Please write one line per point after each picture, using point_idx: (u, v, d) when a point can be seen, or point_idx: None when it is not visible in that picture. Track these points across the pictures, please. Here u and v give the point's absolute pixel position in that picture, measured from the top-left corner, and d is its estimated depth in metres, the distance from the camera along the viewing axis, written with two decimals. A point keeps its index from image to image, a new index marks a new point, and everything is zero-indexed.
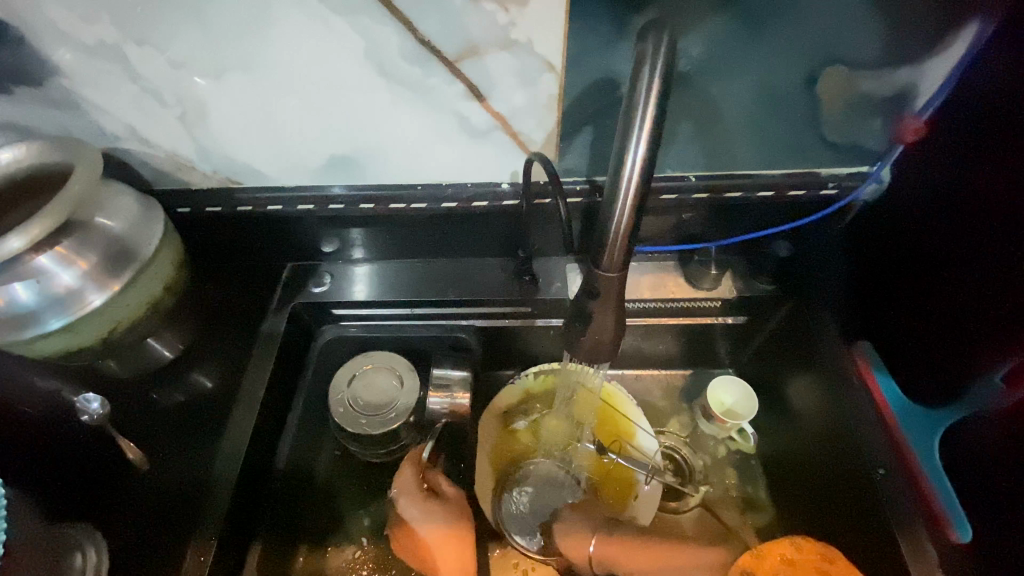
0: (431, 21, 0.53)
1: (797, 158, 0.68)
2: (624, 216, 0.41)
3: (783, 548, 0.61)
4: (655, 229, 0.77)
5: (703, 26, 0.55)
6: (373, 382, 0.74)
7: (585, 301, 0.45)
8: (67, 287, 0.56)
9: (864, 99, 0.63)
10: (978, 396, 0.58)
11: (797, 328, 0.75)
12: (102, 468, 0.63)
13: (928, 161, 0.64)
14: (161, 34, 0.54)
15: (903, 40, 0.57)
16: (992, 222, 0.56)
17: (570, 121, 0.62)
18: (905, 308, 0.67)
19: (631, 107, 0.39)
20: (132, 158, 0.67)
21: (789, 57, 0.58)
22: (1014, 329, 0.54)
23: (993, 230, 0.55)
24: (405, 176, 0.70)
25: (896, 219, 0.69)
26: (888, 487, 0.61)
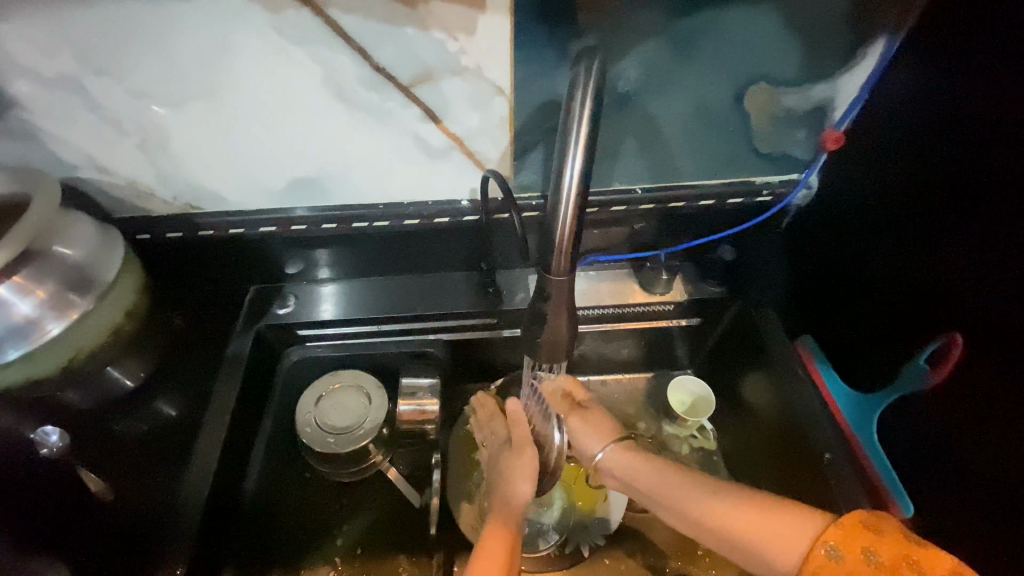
0: (385, 49, 0.56)
1: (734, 168, 0.74)
2: (568, 224, 0.44)
3: (864, 524, 0.47)
4: (610, 239, 0.81)
5: (638, 50, 0.59)
6: (341, 400, 0.75)
7: (540, 305, 0.48)
8: (25, 317, 0.56)
9: (789, 112, 0.69)
10: (907, 379, 0.62)
11: (744, 326, 0.80)
12: (61, 502, 0.61)
13: (850, 167, 0.70)
14: (120, 65, 0.56)
15: (817, 60, 0.64)
16: (908, 220, 0.61)
17: (522, 140, 0.66)
18: (841, 302, 0.72)
19: (570, 125, 0.43)
20: (90, 187, 0.67)
21: (718, 77, 0.63)
22: (930, 316, 0.59)
23: (909, 227, 0.61)
24: (367, 197, 0.72)
25: (827, 220, 0.75)
26: (835, 470, 0.65)
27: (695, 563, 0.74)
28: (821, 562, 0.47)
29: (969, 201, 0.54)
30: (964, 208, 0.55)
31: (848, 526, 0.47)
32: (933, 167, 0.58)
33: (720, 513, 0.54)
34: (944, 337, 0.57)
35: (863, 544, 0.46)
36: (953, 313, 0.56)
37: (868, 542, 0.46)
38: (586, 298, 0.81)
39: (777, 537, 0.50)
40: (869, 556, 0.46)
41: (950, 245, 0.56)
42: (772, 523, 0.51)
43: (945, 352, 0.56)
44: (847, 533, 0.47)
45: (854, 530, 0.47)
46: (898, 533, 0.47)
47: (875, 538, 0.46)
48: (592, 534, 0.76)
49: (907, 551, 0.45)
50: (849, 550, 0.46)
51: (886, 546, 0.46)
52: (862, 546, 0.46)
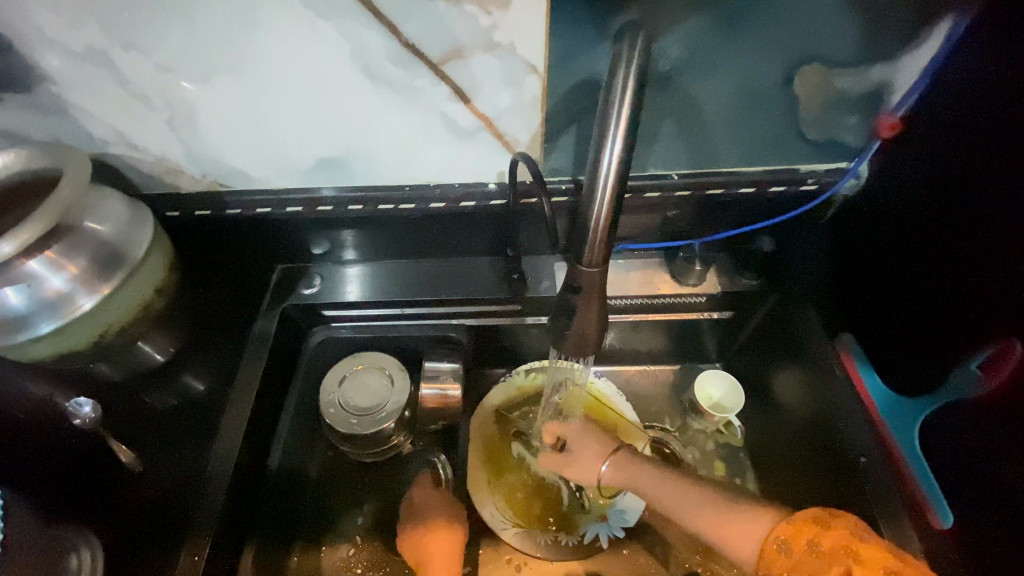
0: (415, 23, 0.54)
1: (777, 155, 0.70)
2: (603, 212, 0.42)
3: (812, 520, 0.52)
4: (641, 227, 0.78)
5: (681, 27, 0.56)
6: (363, 381, 0.75)
7: (569, 297, 0.46)
8: (57, 291, 0.56)
9: (842, 95, 0.64)
10: (956, 385, 0.58)
11: (782, 322, 0.76)
12: (95, 472, 0.63)
13: (906, 154, 0.65)
14: (149, 40, 0.55)
15: (877, 40, 0.59)
16: (970, 192, 0.56)
17: (554, 121, 0.63)
18: (887, 301, 0.68)
19: (608, 108, 0.40)
20: (120, 161, 0.67)
21: (766, 57, 0.59)
22: (986, 319, 0.55)
23: (973, 198, 0.56)
24: (394, 178, 0.71)
25: (875, 212, 0.70)
26: (870, 474, 0.63)
27: (718, 560, 0.73)
28: (773, 556, 0.53)
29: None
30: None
31: (798, 521, 0.53)
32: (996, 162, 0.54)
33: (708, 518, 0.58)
34: (1000, 345, 0.53)
35: (806, 537, 0.52)
36: (1014, 317, 0.52)
37: (812, 534, 0.51)
38: (613, 287, 0.78)
39: (736, 535, 0.56)
40: (811, 546, 0.51)
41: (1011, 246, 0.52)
42: (733, 525, 0.56)
43: (999, 361, 0.53)
44: (796, 529, 0.53)
45: (802, 525, 0.52)
46: (848, 531, 0.51)
47: (818, 531, 0.51)
48: (611, 526, 0.75)
49: (853, 545, 0.49)
50: (795, 543, 0.52)
51: (827, 538, 0.51)
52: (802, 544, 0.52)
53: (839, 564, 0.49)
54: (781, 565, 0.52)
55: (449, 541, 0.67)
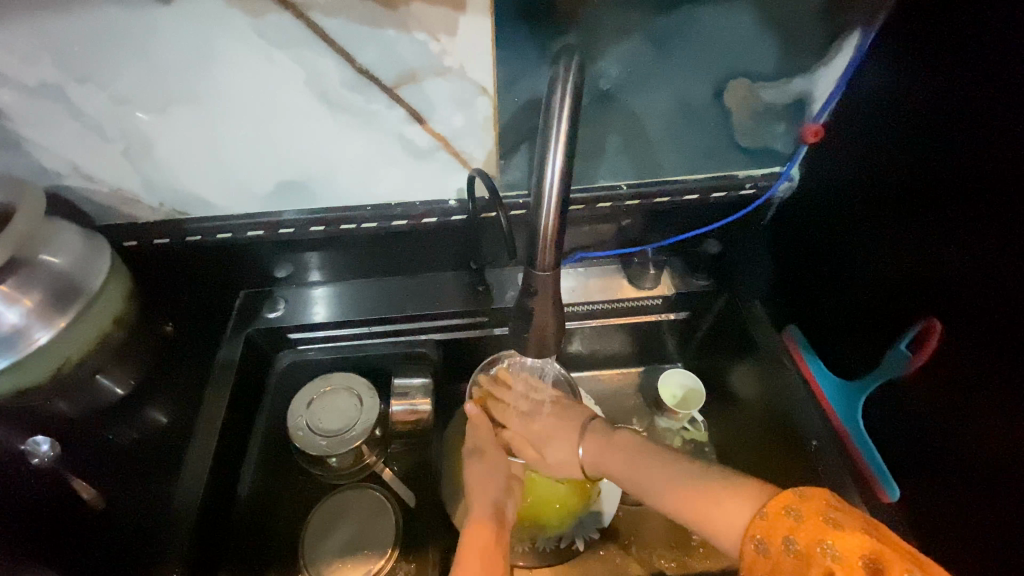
0: (367, 51, 0.57)
1: (717, 163, 0.75)
2: (551, 220, 0.44)
3: (784, 510, 0.47)
4: (597, 236, 0.81)
5: (618, 49, 0.60)
6: (332, 403, 0.75)
7: (527, 301, 0.48)
8: (12, 326, 0.55)
9: (768, 107, 0.70)
10: (890, 365, 0.63)
11: (732, 318, 0.81)
12: (55, 513, 0.61)
13: (830, 157, 0.71)
14: (103, 71, 0.56)
15: (794, 55, 0.65)
16: (888, 188, 0.62)
17: (507, 139, 0.67)
18: (826, 293, 0.73)
19: (550, 124, 0.43)
20: (74, 195, 0.66)
21: (697, 73, 0.64)
22: (908, 301, 0.61)
23: (891, 192, 0.62)
24: (355, 199, 0.72)
25: (809, 211, 0.76)
26: (822, 457, 0.67)
27: (690, 553, 0.76)
28: (752, 556, 0.47)
29: (943, 191, 0.55)
30: (937, 197, 0.56)
31: (770, 514, 0.47)
32: (903, 161, 0.60)
33: (677, 496, 0.56)
34: (923, 323, 0.58)
35: (783, 533, 0.46)
36: (933, 299, 0.57)
37: (786, 530, 0.46)
38: (575, 295, 0.81)
39: (722, 526, 0.51)
40: (788, 544, 0.45)
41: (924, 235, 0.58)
42: (718, 514, 0.51)
43: (924, 339, 0.58)
44: (770, 524, 0.47)
45: (773, 520, 0.47)
46: (818, 514, 0.45)
47: (793, 525, 0.45)
48: (588, 527, 0.77)
49: (823, 533, 0.44)
50: (773, 542, 0.46)
51: (802, 531, 0.45)
52: (782, 535, 0.46)
53: (818, 564, 0.43)
54: (761, 567, 0.46)
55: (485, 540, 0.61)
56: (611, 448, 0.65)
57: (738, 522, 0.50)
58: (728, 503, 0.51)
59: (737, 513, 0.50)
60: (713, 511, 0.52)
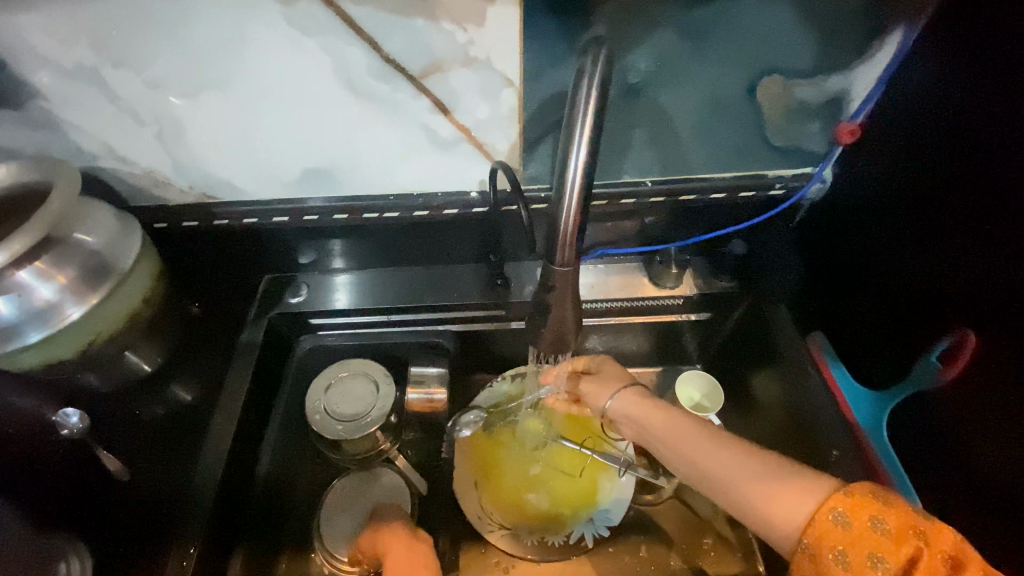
0: (395, 40, 0.57)
1: (748, 162, 0.73)
2: (572, 216, 0.44)
3: (871, 493, 0.46)
4: (619, 233, 0.80)
5: (648, 42, 0.59)
6: (349, 389, 0.76)
7: (545, 295, 0.48)
8: (46, 301, 0.57)
9: (803, 105, 0.67)
10: (920, 376, 0.61)
11: (754, 321, 0.79)
12: (83, 481, 0.64)
13: (867, 158, 0.68)
14: (139, 56, 0.57)
15: (833, 51, 0.62)
16: (928, 191, 0.59)
17: (531, 132, 0.66)
18: (854, 300, 0.71)
19: (574, 117, 0.43)
20: (110, 176, 0.68)
21: (729, 68, 0.62)
22: (944, 311, 0.58)
23: (931, 195, 0.59)
24: (378, 187, 0.73)
25: (840, 213, 0.73)
26: (843, 466, 0.64)
27: (700, 557, 0.75)
28: (825, 527, 0.46)
29: (990, 161, 0.52)
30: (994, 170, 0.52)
31: (856, 494, 0.46)
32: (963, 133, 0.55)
33: (752, 482, 0.51)
34: (957, 334, 0.56)
35: (869, 512, 0.45)
36: (971, 311, 0.55)
37: (876, 510, 0.45)
38: (594, 292, 0.81)
39: (787, 496, 0.49)
40: (876, 523, 0.44)
41: (963, 211, 0.55)
42: (782, 486, 0.49)
43: (958, 350, 0.56)
44: (855, 501, 0.46)
45: (861, 498, 0.46)
46: (904, 506, 0.46)
47: (882, 507, 0.45)
48: (597, 525, 0.76)
49: (913, 522, 0.44)
50: (857, 517, 0.45)
51: (893, 514, 0.44)
52: (869, 513, 0.45)
53: (909, 544, 0.43)
54: (836, 537, 0.45)
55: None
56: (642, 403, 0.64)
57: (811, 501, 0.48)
58: (797, 486, 0.49)
59: (805, 494, 0.48)
60: (778, 492, 0.49)
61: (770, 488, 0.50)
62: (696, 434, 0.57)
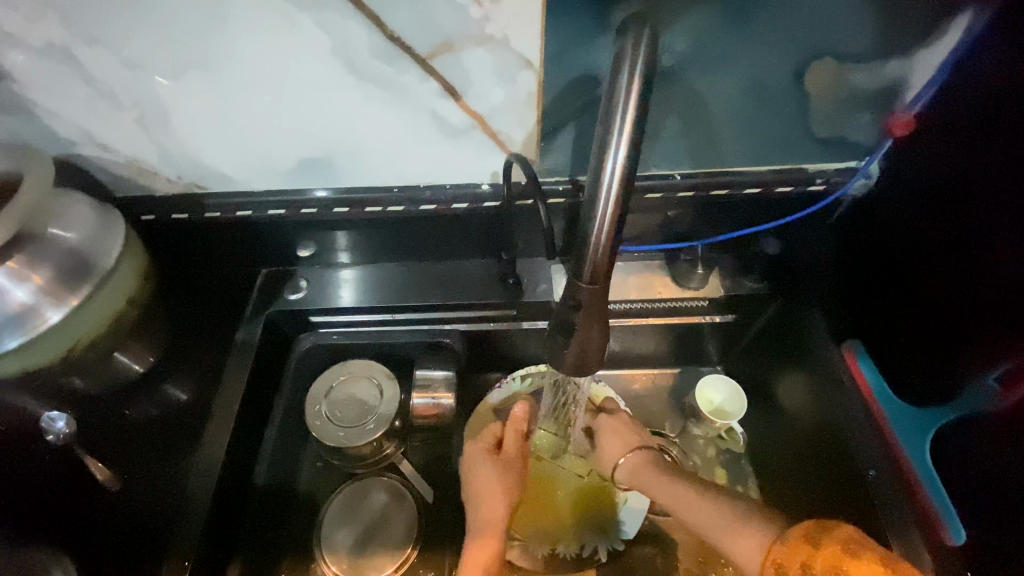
0: (401, 16, 0.50)
1: (787, 154, 0.66)
2: (607, 224, 0.38)
3: (806, 539, 0.49)
4: (641, 228, 0.75)
5: (686, 20, 0.52)
6: (352, 392, 0.72)
7: (569, 313, 0.42)
8: (21, 305, 0.53)
9: (854, 93, 0.61)
10: (972, 397, 0.57)
11: (784, 325, 0.74)
12: (70, 490, 0.60)
13: (921, 152, 0.62)
14: (112, 32, 0.51)
15: (894, 31, 0.55)
16: (995, 192, 0.53)
17: (551, 119, 0.60)
18: (897, 308, 0.65)
19: (610, 113, 0.37)
20: (89, 163, 0.63)
21: (775, 51, 0.56)
22: (1003, 328, 0.53)
23: (998, 197, 0.53)
24: (381, 177, 0.67)
25: (884, 211, 0.67)
26: (880, 488, 0.60)
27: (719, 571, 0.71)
28: None
29: (979, 218, 0.55)
30: (994, 240, 0.53)
31: (790, 541, 0.50)
32: (961, 200, 0.56)
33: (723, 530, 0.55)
34: (1017, 356, 0.52)
35: (801, 560, 0.48)
36: None
37: (805, 555, 0.48)
38: (613, 291, 0.75)
39: (743, 546, 0.53)
40: (806, 570, 0.47)
41: (958, 275, 0.57)
42: (743, 538, 0.53)
43: (1018, 373, 0.52)
44: (790, 548, 0.49)
45: (796, 546, 0.49)
46: (840, 545, 0.47)
47: (812, 552, 0.48)
48: (612, 538, 0.72)
49: (841, 562, 0.46)
50: (791, 567, 0.48)
51: (821, 558, 0.47)
52: (801, 560, 0.48)
53: None
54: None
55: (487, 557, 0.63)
56: (646, 464, 0.67)
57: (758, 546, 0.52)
58: (750, 532, 0.54)
59: (753, 542, 0.53)
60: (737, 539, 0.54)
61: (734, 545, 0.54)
62: (694, 499, 0.59)
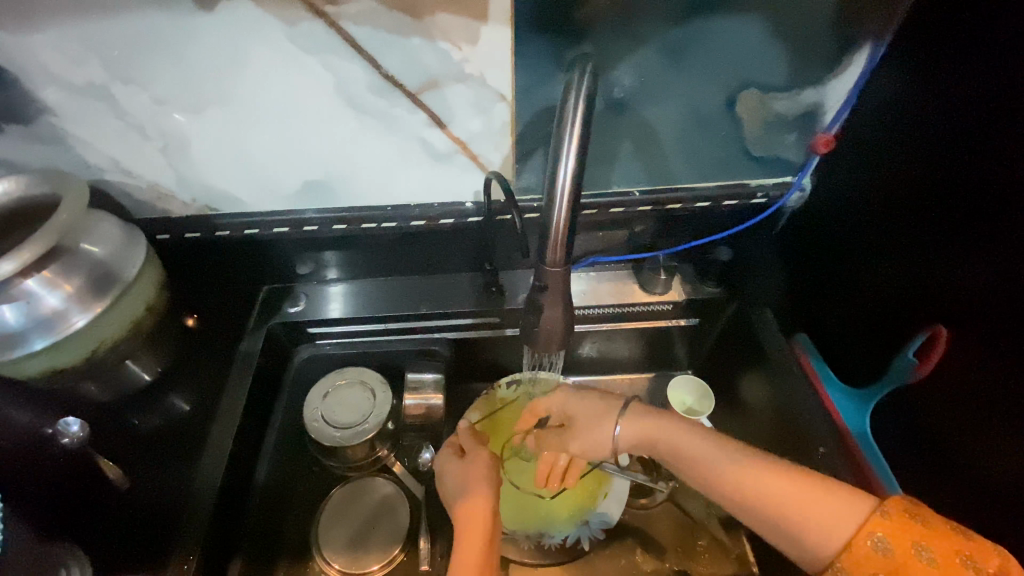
0: (392, 58, 0.60)
1: (730, 171, 0.76)
2: (562, 219, 0.46)
3: (910, 517, 0.51)
4: (609, 241, 0.83)
5: (632, 58, 0.62)
6: (346, 397, 0.77)
7: (538, 295, 0.50)
8: (53, 309, 0.59)
9: (779, 118, 0.71)
10: (898, 372, 0.63)
11: (742, 324, 0.82)
12: (83, 490, 0.64)
13: (842, 166, 0.72)
14: (145, 73, 0.59)
15: (805, 67, 0.66)
16: (901, 197, 0.63)
17: (522, 144, 0.69)
18: (833, 302, 0.74)
19: (563, 129, 0.46)
20: (114, 189, 0.70)
21: (709, 83, 0.66)
22: (916, 308, 0.61)
23: (904, 200, 0.62)
24: (374, 198, 0.75)
25: (818, 219, 0.77)
26: (829, 462, 0.66)
27: (694, 559, 0.76)
28: (864, 552, 0.52)
29: (891, 220, 0.64)
30: (899, 209, 0.63)
31: (894, 516, 0.52)
32: (877, 204, 0.66)
33: (793, 503, 0.56)
34: (930, 330, 0.59)
35: (912, 539, 0.50)
36: (942, 307, 0.58)
37: (917, 535, 0.50)
38: (586, 298, 0.83)
39: (824, 527, 0.54)
40: (921, 551, 0.49)
41: (881, 268, 0.66)
42: (824, 516, 0.54)
43: (931, 345, 0.59)
44: (897, 527, 0.51)
45: (901, 523, 0.51)
46: (947, 526, 0.50)
47: (922, 531, 0.50)
48: (593, 527, 0.77)
49: (956, 544, 0.48)
50: (899, 544, 0.50)
51: (935, 540, 0.49)
52: (912, 539, 0.50)
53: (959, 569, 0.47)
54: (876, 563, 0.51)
55: (476, 521, 0.63)
56: (648, 422, 0.68)
57: (856, 522, 0.53)
58: (844, 508, 0.54)
59: (844, 516, 0.54)
60: (822, 517, 0.55)
61: (811, 516, 0.55)
62: (776, 476, 0.58)
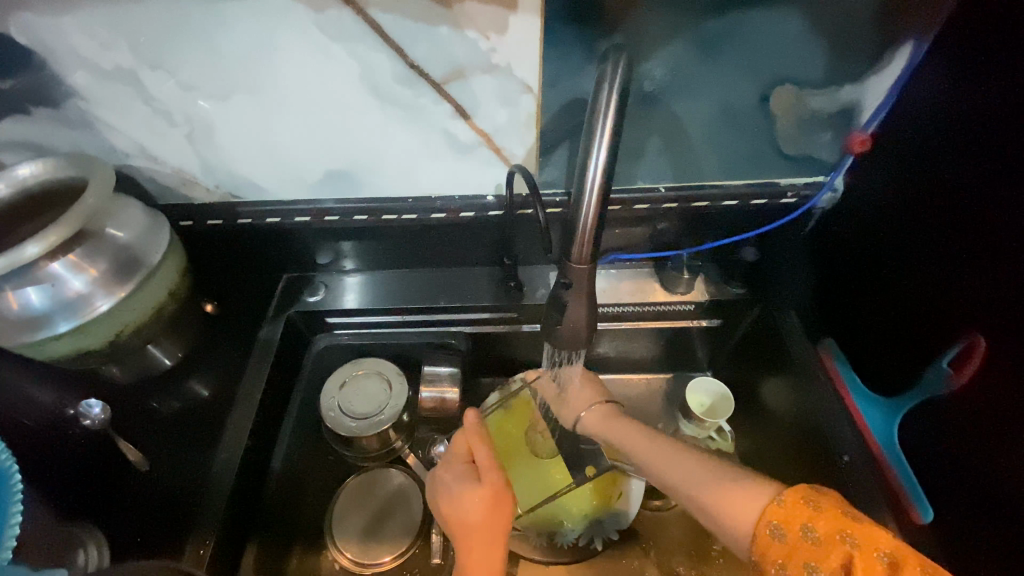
0: (419, 47, 0.59)
1: (760, 169, 0.74)
2: (589, 216, 0.45)
3: (803, 501, 0.44)
4: (631, 239, 0.82)
5: (664, 51, 0.61)
6: (363, 387, 0.77)
7: (562, 293, 0.49)
8: (77, 292, 0.59)
9: (814, 115, 0.69)
10: (931, 381, 0.61)
11: (765, 325, 0.80)
12: (103, 470, 0.65)
13: (878, 166, 0.69)
14: (173, 59, 0.59)
15: (843, 63, 0.64)
16: (939, 200, 0.60)
17: (547, 138, 0.68)
18: (863, 307, 0.72)
19: (594, 122, 0.44)
20: (140, 174, 0.71)
21: (742, 78, 0.64)
22: (951, 317, 0.59)
23: (942, 204, 0.60)
24: (396, 189, 0.75)
25: (850, 221, 0.74)
26: (853, 471, 0.66)
27: (709, 564, 0.75)
28: (766, 542, 0.44)
29: (928, 223, 0.62)
30: (936, 213, 0.61)
31: (788, 502, 0.44)
32: (913, 208, 0.64)
33: (714, 493, 0.50)
34: (966, 340, 0.57)
35: (800, 520, 0.43)
36: (980, 317, 0.55)
37: (806, 517, 0.43)
38: (606, 296, 0.82)
39: (731, 512, 0.47)
40: (807, 531, 0.42)
41: (916, 272, 0.64)
42: (730, 501, 0.48)
43: (966, 356, 0.56)
44: (787, 510, 0.44)
45: (794, 508, 0.44)
46: (837, 508, 0.43)
47: (813, 514, 0.42)
48: (607, 528, 0.76)
49: (844, 524, 0.41)
50: (791, 529, 0.43)
51: (822, 520, 0.42)
52: (801, 523, 0.43)
53: (838, 552, 0.40)
54: (776, 552, 0.43)
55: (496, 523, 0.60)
56: (609, 420, 0.68)
57: (752, 507, 0.46)
58: (741, 491, 0.48)
59: (743, 504, 0.47)
60: (725, 498, 0.48)
61: (723, 500, 0.48)
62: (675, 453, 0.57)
